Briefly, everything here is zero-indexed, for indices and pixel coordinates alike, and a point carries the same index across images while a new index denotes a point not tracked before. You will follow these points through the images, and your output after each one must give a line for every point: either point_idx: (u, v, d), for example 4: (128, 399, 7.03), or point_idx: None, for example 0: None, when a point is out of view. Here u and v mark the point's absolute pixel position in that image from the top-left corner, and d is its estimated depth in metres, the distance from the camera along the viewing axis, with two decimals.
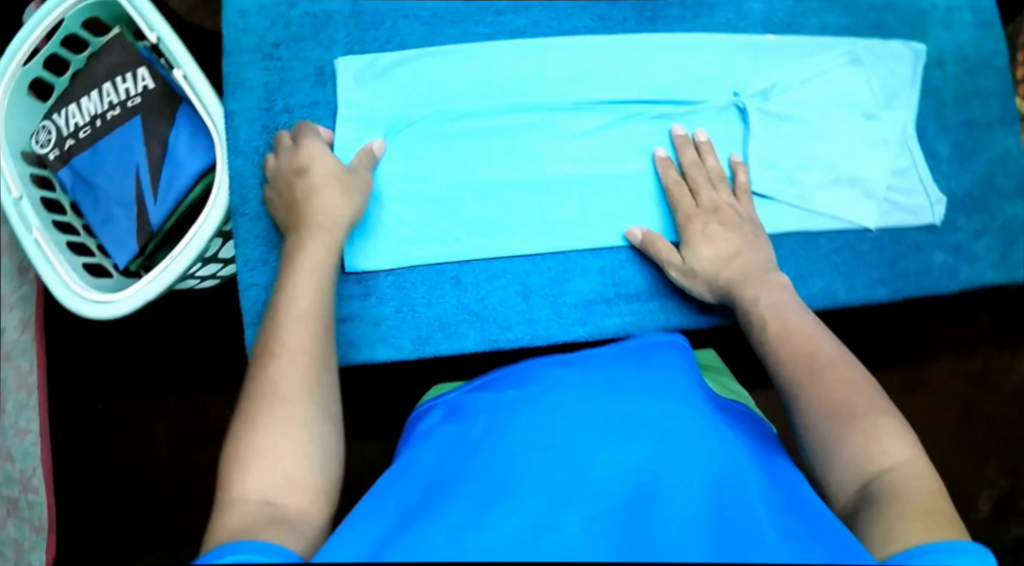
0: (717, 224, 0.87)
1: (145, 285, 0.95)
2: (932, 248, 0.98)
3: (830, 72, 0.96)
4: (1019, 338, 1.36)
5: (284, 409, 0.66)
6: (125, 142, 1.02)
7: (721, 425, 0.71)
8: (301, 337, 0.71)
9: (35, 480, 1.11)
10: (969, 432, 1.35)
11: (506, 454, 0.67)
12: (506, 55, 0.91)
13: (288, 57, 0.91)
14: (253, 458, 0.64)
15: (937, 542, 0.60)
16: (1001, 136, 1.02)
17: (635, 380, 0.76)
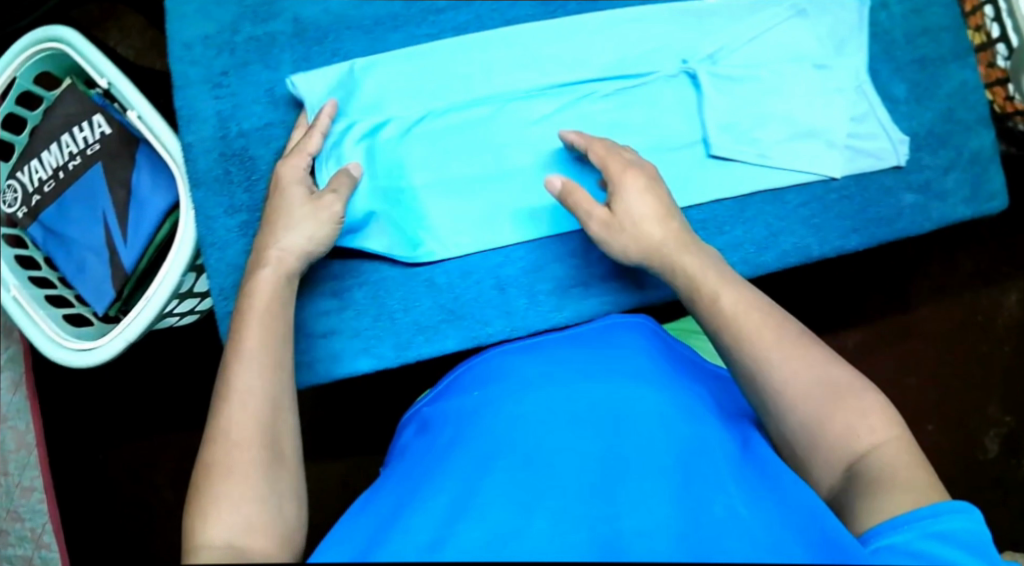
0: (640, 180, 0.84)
1: (124, 328, 0.95)
2: (901, 190, 0.99)
3: (777, 27, 0.95)
4: (1004, 270, 1.36)
5: (243, 454, 0.65)
6: (90, 189, 1.02)
7: (679, 402, 0.73)
8: (258, 384, 0.69)
9: (46, 537, 1.10)
10: (968, 372, 1.36)
11: (473, 457, 0.69)
12: (463, 51, 0.91)
13: (237, 83, 0.91)
14: (214, 507, 0.63)
15: (922, 509, 0.64)
16: (956, 70, 1.02)
17: (593, 367, 0.77)
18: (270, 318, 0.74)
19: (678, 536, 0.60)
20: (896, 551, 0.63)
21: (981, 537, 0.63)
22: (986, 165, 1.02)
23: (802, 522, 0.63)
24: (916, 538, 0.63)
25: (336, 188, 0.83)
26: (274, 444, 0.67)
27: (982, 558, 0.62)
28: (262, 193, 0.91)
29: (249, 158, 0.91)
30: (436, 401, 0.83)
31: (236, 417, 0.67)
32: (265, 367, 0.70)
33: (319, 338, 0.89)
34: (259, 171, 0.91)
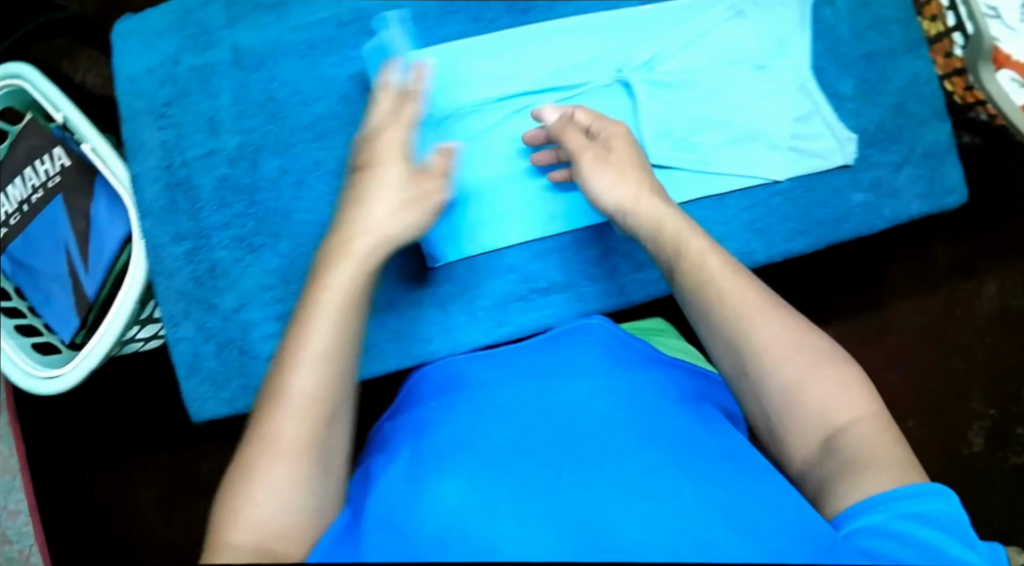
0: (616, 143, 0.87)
1: (84, 357, 0.98)
2: (850, 189, 0.97)
3: (714, 30, 0.94)
4: (980, 264, 1.37)
5: (274, 464, 0.64)
6: (52, 222, 1.04)
7: (638, 398, 0.73)
8: (315, 387, 0.67)
9: (34, 557, 1.14)
10: (948, 365, 1.37)
11: (442, 454, 0.68)
12: (460, 52, 0.91)
13: (180, 113, 0.93)
14: (245, 512, 0.63)
15: (895, 489, 0.68)
16: (908, 62, 0.99)
17: (552, 367, 0.78)
18: (348, 313, 0.70)
19: (673, 520, 0.63)
20: (872, 530, 0.66)
21: (951, 516, 0.67)
22: (941, 158, 1.00)
23: (782, 512, 0.65)
24: (891, 517, 0.66)
25: (437, 172, 0.81)
26: (312, 452, 0.65)
27: (951, 536, 0.66)
28: (206, 220, 0.92)
29: (192, 187, 0.92)
30: (397, 413, 0.82)
31: (284, 426, 0.65)
32: (321, 372, 0.68)
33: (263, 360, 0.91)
34: (203, 200, 0.92)
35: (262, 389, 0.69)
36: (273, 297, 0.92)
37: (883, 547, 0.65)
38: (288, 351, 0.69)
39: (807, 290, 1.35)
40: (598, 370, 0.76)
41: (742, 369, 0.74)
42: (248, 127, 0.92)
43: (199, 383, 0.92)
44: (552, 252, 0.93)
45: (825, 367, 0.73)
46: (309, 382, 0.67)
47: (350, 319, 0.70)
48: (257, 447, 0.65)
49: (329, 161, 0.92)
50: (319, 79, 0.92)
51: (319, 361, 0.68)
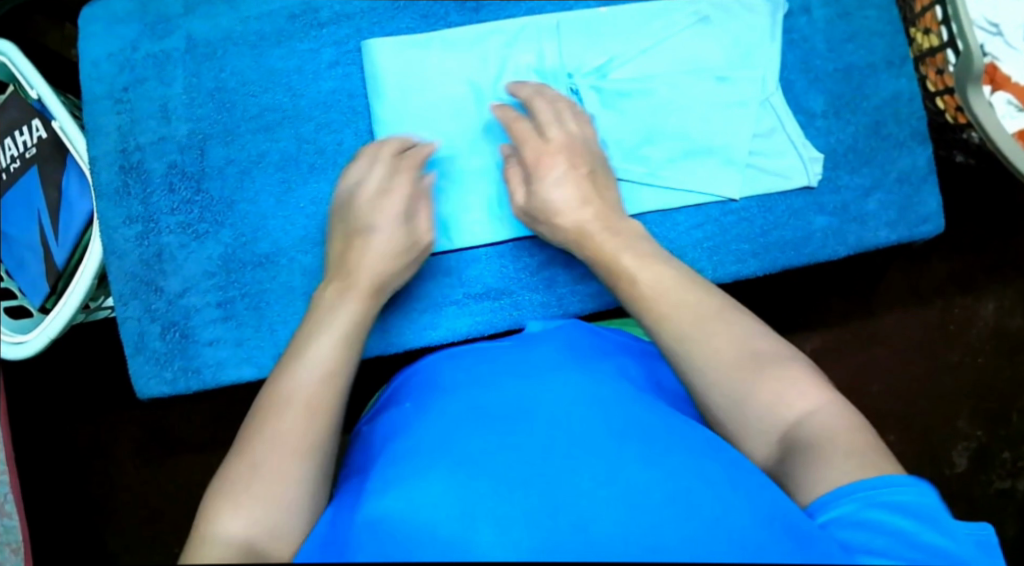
0: (564, 168, 0.85)
1: (47, 324, 1.02)
2: (811, 212, 0.92)
3: (674, 36, 0.91)
4: (979, 280, 1.31)
5: (255, 491, 0.65)
6: (27, 192, 1.09)
7: (594, 389, 0.70)
8: (302, 424, 0.69)
9: (7, 505, 1.15)
10: (936, 382, 1.31)
11: (408, 451, 0.67)
12: (431, 44, 0.92)
13: (135, 99, 0.95)
14: (244, 505, 0.64)
15: (865, 480, 0.64)
16: (888, 79, 0.93)
17: (526, 350, 0.77)
18: (333, 367, 0.73)
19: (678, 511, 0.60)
20: (843, 520, 0.62)
21: (934, 504, 0.64)
22: (918, 185, 0.94)
23: (769, 505, 0.61)
24: (863, 507, 0.62)
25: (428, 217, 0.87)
26: (287, 487, 0.66)
27: (928, 523, 0.62)
28: (155, 205, 0.95)
29: (143, 171, 0.95)
30: (376, 414, 0.80)
31: (276, 458, 0.66)
32: (303, 411, 0.69)
33: (205, 345, 0.94)
34: (153, 185, 0.95)
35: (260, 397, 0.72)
36: (215, 285, 0.94)
37: (856, 540, 0.61)
38: (270, 397, 0.71)
39: (796, 295, 1.29)
40: (585, 361, 0.74)
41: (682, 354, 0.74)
42: (198, 116, 0.95)
43: (144, 362, 0.94)
44: (500, 257, 0.92)
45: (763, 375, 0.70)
46: (293, 419, 0.69)
47: (338, 375, 0.73)
48: (227, 485, 0.65)
49: (273, 153, 0.94)
50: (267, 71, 0.94)
51: (308, 403, 0.70)
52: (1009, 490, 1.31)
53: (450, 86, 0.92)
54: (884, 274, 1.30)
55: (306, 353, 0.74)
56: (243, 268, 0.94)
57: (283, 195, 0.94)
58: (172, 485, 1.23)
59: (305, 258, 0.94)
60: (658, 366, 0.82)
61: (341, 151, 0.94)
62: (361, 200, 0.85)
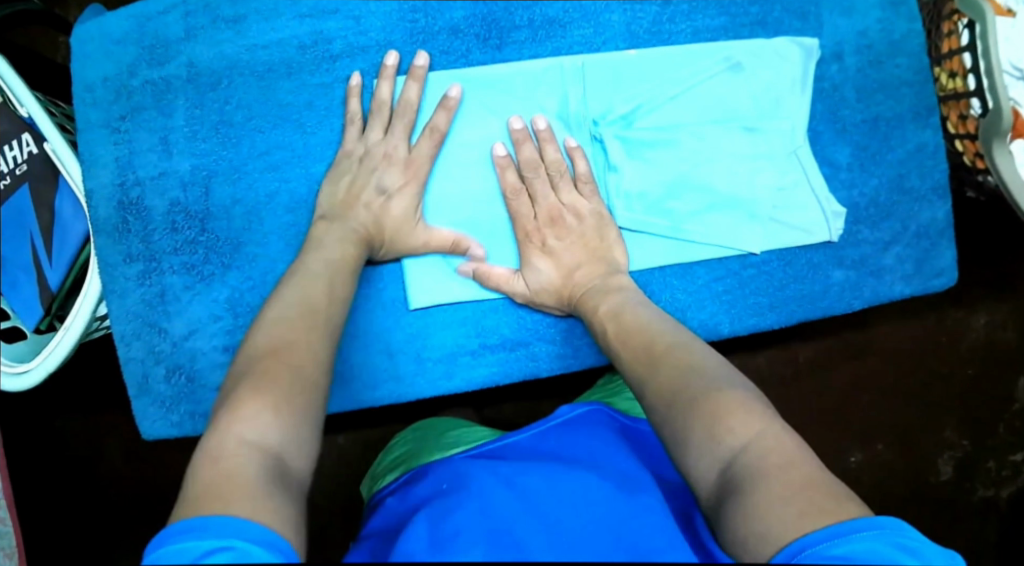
0: (555, 238, 0.87)
1: (45, 358, 0.99)
2: (830, 266, 0.91)
3: (703, 83, 0.88)
4: (975, 292, 1.28)
5: (289, 397, 0.65)
6: (18, 212, 1.02)
7: (636, 501, 0.68)
8: (327, 349, 0.71)
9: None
10: (923, 394, 1.28)
11: (445, 536, 0.64)
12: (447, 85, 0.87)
13: (133, 129, 0.90)
14: (260, 404, 0.64)
15: (815, 532, 0.60)
16: (914, 131, 0.92)
17: (569, 446, 0.77)
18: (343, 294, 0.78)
19: None
20: None
21: (889, 542, 0.61)
22: (936, 240, 0.93)
23: None
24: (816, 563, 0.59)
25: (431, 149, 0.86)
26: (316, 407, 0.67)
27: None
28: (157, 244, 0.91)
29: (143, 208, 0.91)
30: (397, 495, 0.78)
31: (311, 374, 0.68)
32: (325, 333, 0.73)
33: (214, 389, 0.92)
34: (155, 221, 0.91)
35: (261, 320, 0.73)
36: (221, 328, 0.91)
37: None
38: (293, 314, 0.73)
39: None
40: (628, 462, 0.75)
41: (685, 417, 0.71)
42: (202, 150, 0.90)
43: (149, 403, 0.92)
44: (518, 308, 0.89)
45: None
46: (319, 338, 0.71)
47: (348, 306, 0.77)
48: (258, 386, 0.65)
49: (282, 194, 0.90)
50: (276, 104, 0.90)
51: (329, 322, 0.74)
52: (992, 498, 1.29)
53: (469, 131, 0.88)
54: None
55: (321, 279, 0.78)
56: (251, 312, 0.91)
57: (294, 236, 0.91)
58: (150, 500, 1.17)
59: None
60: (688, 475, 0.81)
61: None
62: (382, 157, 0.85)
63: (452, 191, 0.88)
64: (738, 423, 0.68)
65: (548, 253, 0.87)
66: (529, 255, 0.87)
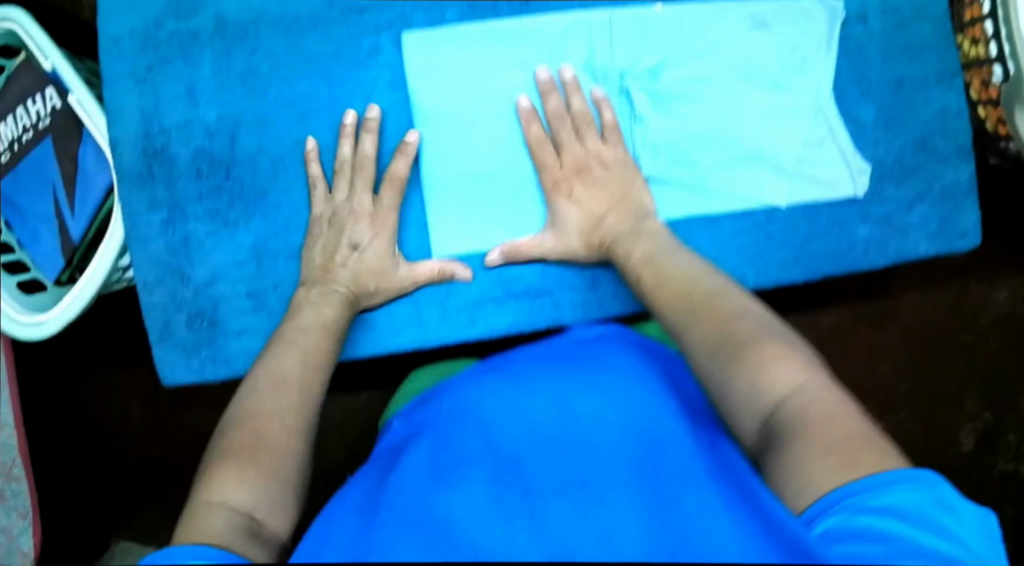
0: (582, 186, 0.88)
1: (65, 307, 0.99)
2: (855, 222, 0.92)
3: (730, 40, 0.89)
4: (1000, 268, 1.27)
5: (257, 460, 0.69)
6: (40, 163, 1.04)
7: (653, 407, 0.65)
8: (297, 411, 0.74)
9: (16, 470, 1.14)
10: (943, 366, 1.29)
11: (454, 449, 0.64)
12: (476, 38, 0.88)
13: (159, 80, 0.90)
14: (238, 465, 0.68)
15: (858, 483, 0.61)
16: (938, 94, 0.93)
17: (585, 351, 0.73)
18: (317, 355, 0.81)
19: (734, 540, 0.56)
20: (840, 530, 0.59)
21: (933, 497, 0.60)
22: (960, 200, 0.93)
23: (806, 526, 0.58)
24: (855, 514, 0.59)
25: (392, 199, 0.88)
26: (294, 468, 0.70)
27: (924, 526, 0.59)
28: (182, 191, 0.91)
29: (169, 157, 0.91)
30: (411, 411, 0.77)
31: (278, 440, 0.71)
32: (299, 397, 0.76)
33: (235, 335, 0.92)
34: (179, 170, 0.91)
35: (247, 385, 0.77)
36: (246, 274, 0.92)
37: (853, 548, 0.58)
38: (264, 383, 0.76)
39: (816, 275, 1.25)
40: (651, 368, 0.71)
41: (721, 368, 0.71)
42: (228, 101, 0.90)
43: (171, 349, 0.93)
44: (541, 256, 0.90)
45: None
46: (290, 403, 0.74)
47: (323, 364, 0.80)
48: (236, 453, 0.69)
49: (308, 144, 0.91)
50: (303, 56, 0.90)
51: (303, 385, 0.77)
52: (1012, 472, 1.29)
53: (499, 83, 0.89)
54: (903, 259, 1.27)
55: (295, 345, 0.81)
56: (276, 259, 0.92)
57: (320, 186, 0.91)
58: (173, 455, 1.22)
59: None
60: None
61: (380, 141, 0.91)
62: (350, 214, 0.88)
63: (480, 142, 0.89)
64: (781, 374, 0.68)
65: (577, 199, 0.88)
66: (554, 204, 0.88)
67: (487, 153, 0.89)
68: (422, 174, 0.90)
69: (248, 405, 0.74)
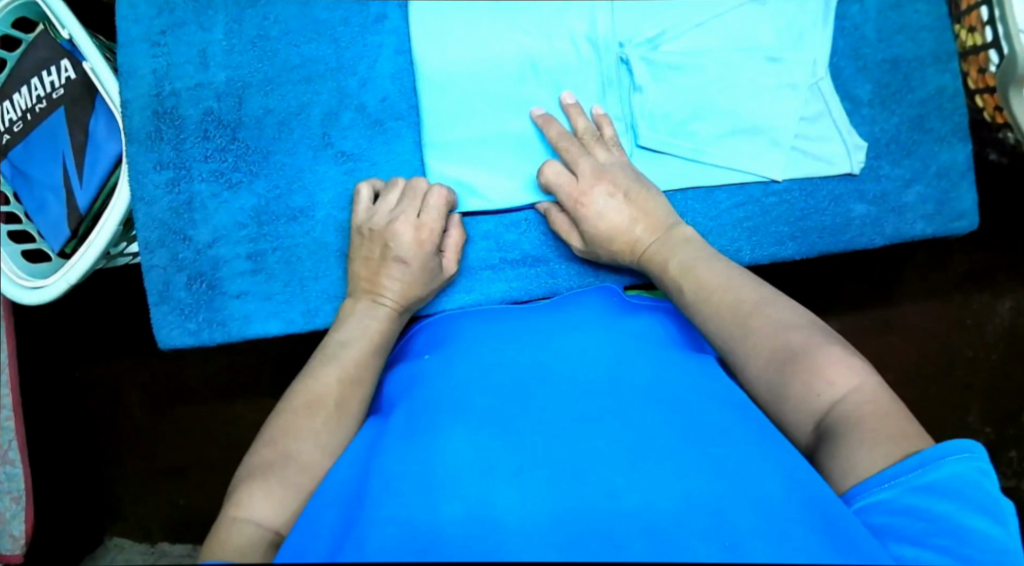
0: (609, 195, 0.86)
1: (67, 270, 0.98)
2: (851, 199, 0.92)
3: (728, 14, 0.92)
4: (1002, 278, 1.27)
5: (287, 478, 0.68)
6: (51, 132, 1.05)
7: (615, 362, 0.74)
8: (333, 430, 0.73)
9: (11, 453, 1.12)
10: (946, 377, 1.27)
11: (438, 394, 0.72)
12: (479, 8, 0.92)
13: (173, 43, 0.92)
14: (272, 483, 0.67)
15: (910, 460, 0.64)
16: (933, 74, 0.94)
17: (555, 322, 0.82)
18: (359, 376, 0.78)
19: (686, 462, 0.64)
20: (885, 507, 0.63)
21: (978, 474, 0.64)
22: (956, 180, 0.93)
23: (755, 451, 0.65)
24: (904, 493, 0.63)
25: (433, 211, 0.87)
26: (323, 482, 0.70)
27: (969, 506, 0.63)
28: (188, 151, 0.92)
29: (178, 117, 0.92)
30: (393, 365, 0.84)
31: (309, 457, 0.70)
32: (333, 416, 0.74)
33: (232, 297, 0.92)
34: (187, 131, 0.92)
35: (288, 395, 0.76)
36: (246, 236, 0.92)
37: (893, 524, 0.62)
38: (298, 404, 0.74)
39: (818, 281, 1.25)
40: (616, 330, 0.79)
41: (763, 365, 0.73)
42: (238, 63, 0.92)
43: (167, 311, 0.92)
44: (540, 224, 0.92)
45: (817, 366, 0.70)
46: (324, 423, 0.73)
47: (362, 385, 0.78)
48: (272, 469, 0.69)
49: (314, 107, 0.92)
50: (313, 21, 0.93)
51: (338, 406, 0.74)
52: (1013, 488, 1.27)
53: (501, 50, 0.91)
54: (906, 263, 1.26)
55: (336, 361, 0.78)
56: (277, 221, 0.92)
57: (321, 148, 0.92)
58: (170, 445, 1.22)
59: (341, 216, 0.92)
60: (689, 329, 0.83)
61: (385, 107, 0.93)
62: (395, 228, 0.86)
63: (480, 110, 0.92)
64: (837, 376, 0.69)
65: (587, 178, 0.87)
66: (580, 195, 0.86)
67: (487, 121, 0.92)
68: (424, 136, 0.92)
69: (285, 417, 0.73)
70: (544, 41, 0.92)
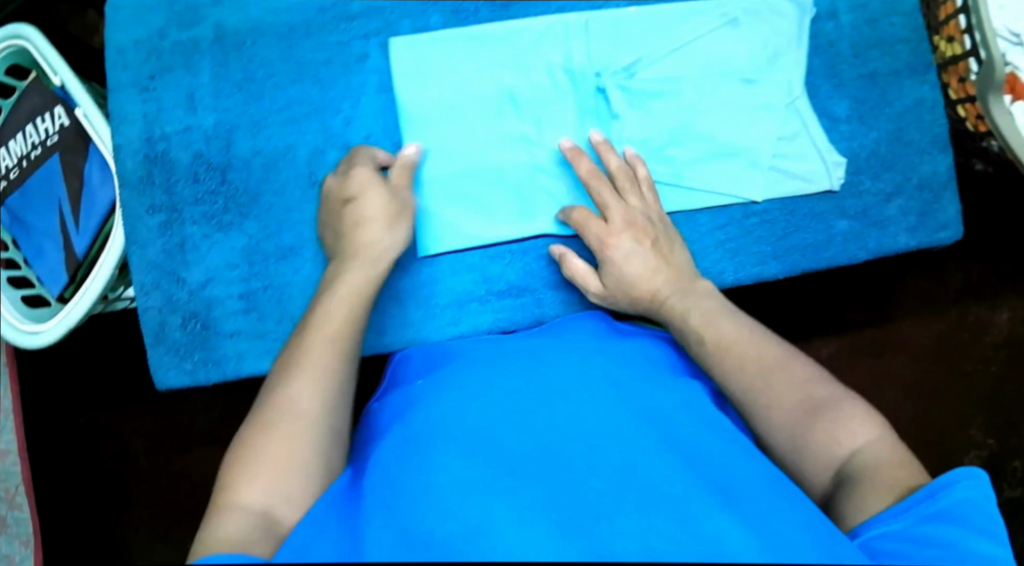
0: (632, 241, 0.86)
1: (65, 315, 1.01)
2: (833, 216, 0.93)
3: (702, 38, 0.93)
4: (997, 287, 1.27)
5: (270, 455, 0.68)
6: (47, 179, 1.07)
7: (601, 378, 0.75)
8: (317, 394, 0.72)
9: (19, 498, 1.19)
10: (946, 391, 1.27)
11: (427, 410, 0.73)
12: (458, 44, 0.93)
13: (161, 88, 0.94)
14: (255, 461, 0.68)
15: (919, 490, 0.65)
16: (911, 87, 0.95)
17: (545, 345, 0.83)
18: (337, 332, 0.78)
19: (671, 473, 0.65)
20: (895, 535, 0.64)
21: (985, 502, 0.65)
22: (938, 192, 0.94)
23: (737, 469, 0.67)
24: (914, 523, 0.64)
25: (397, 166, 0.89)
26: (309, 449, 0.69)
27: (978, 532, 0.63)
28: (180, 194, 0.94)
29: (168, 161, 0.94)
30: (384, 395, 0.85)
31: (295, 424, 0.70)
32: (311, 375, 0.73)
33: (226, 337, 0.94)
34: (178, 173, 0.94)
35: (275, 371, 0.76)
36: (238, 276, 0.94)
37: (908, 552, 0.63)
38: (274, 376, 0.74)
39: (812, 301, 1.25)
40: (604, 351, 0.81)
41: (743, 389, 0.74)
42: (226, 106, 0.94)
43: (164, 352, 0.94)
44: (524, 254, 0.93)
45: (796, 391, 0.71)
46: (299, 387, 0.72)
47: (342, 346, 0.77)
48: (255, 446, 0.68)
49: (300, 146, 0.94)
50: (297, 62, 0.94)
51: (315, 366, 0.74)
52: (1018, 498, 1.27)
53: (481, 83, 0.93)
54: (900, 276, 1.26)
55: (312, 327, 0.78)
56: (267, 260, 0.94)
57: (308, 187, 0.94)
58: (175, 486, 1.24)
59: None
60: (677, 353, 0.85)
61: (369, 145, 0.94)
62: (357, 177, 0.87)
63: (462, 143, 0.93)
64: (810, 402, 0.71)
65: (619, 225, 0.87)
66: (606, 237, 0.87)
67: (469, 154, 0.93)
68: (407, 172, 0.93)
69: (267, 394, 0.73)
70: (524, 73, 0.93)
